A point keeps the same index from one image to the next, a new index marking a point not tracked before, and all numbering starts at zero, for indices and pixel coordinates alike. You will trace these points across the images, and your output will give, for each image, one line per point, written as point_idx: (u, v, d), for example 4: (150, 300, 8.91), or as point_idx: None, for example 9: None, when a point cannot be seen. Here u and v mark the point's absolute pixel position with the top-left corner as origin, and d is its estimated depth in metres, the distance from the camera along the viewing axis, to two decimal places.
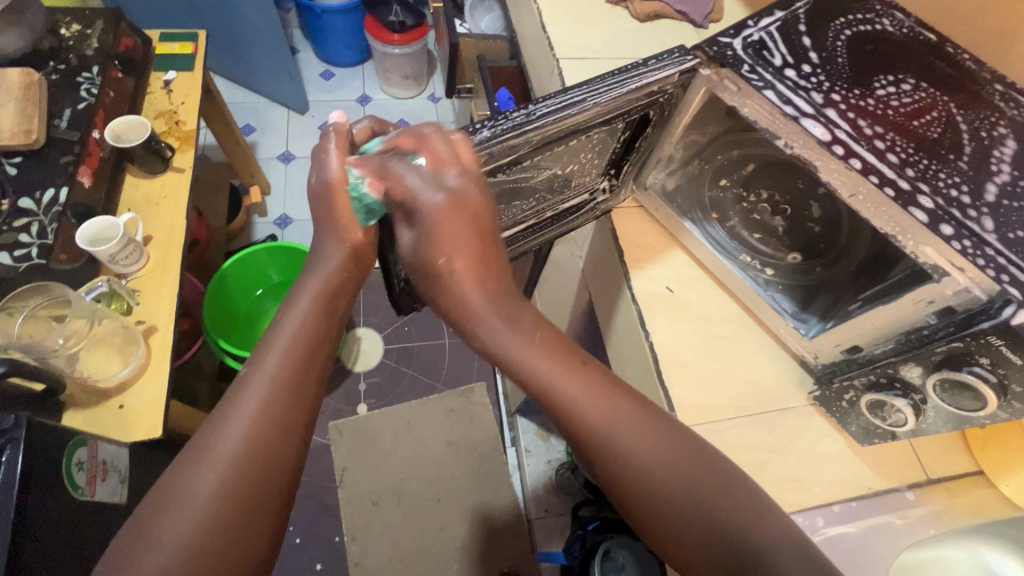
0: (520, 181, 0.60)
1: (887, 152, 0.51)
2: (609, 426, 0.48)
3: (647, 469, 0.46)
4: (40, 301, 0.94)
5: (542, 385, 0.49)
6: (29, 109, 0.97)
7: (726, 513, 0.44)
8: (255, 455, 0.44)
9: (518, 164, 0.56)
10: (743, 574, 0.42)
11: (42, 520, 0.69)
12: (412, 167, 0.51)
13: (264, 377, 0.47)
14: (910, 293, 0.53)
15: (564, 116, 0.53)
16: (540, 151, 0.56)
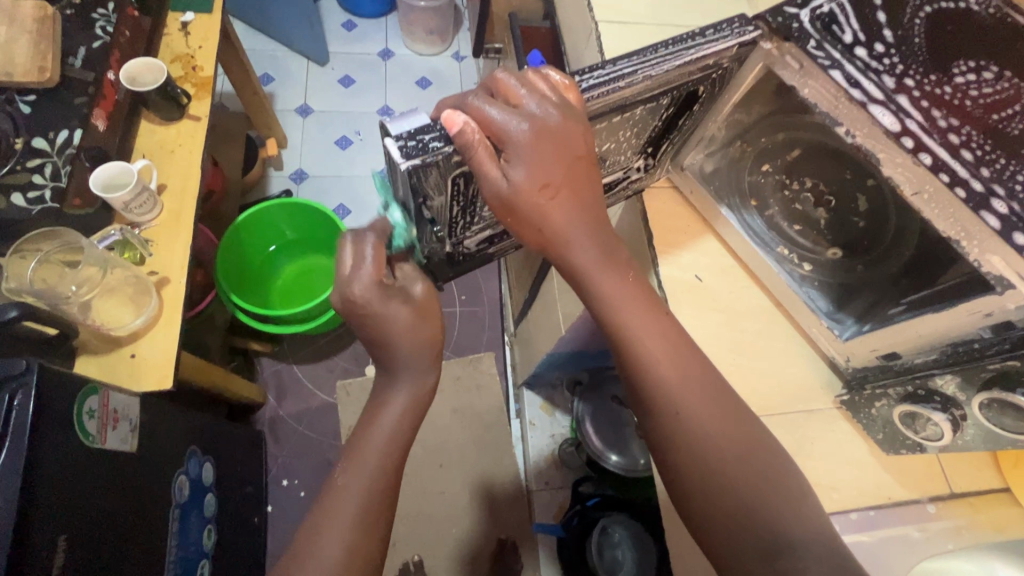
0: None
1: (962, 148, 0.46)
2: (674, 385, 0.51)
3: (699, 437, 0.49)
4: (51, 247, 0.94)
5: (623, 331, 0.52)
6: (43, 44, 0.94)
7: (765, 497, 0.47)
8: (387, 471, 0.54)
9: None
10: (768, 556, 0.45)
11: (51, 466, 0.70)
12: (493, 101, 0.48)
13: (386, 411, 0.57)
14: (966, 302, 0.49)
15: (612, 92, 0.50)
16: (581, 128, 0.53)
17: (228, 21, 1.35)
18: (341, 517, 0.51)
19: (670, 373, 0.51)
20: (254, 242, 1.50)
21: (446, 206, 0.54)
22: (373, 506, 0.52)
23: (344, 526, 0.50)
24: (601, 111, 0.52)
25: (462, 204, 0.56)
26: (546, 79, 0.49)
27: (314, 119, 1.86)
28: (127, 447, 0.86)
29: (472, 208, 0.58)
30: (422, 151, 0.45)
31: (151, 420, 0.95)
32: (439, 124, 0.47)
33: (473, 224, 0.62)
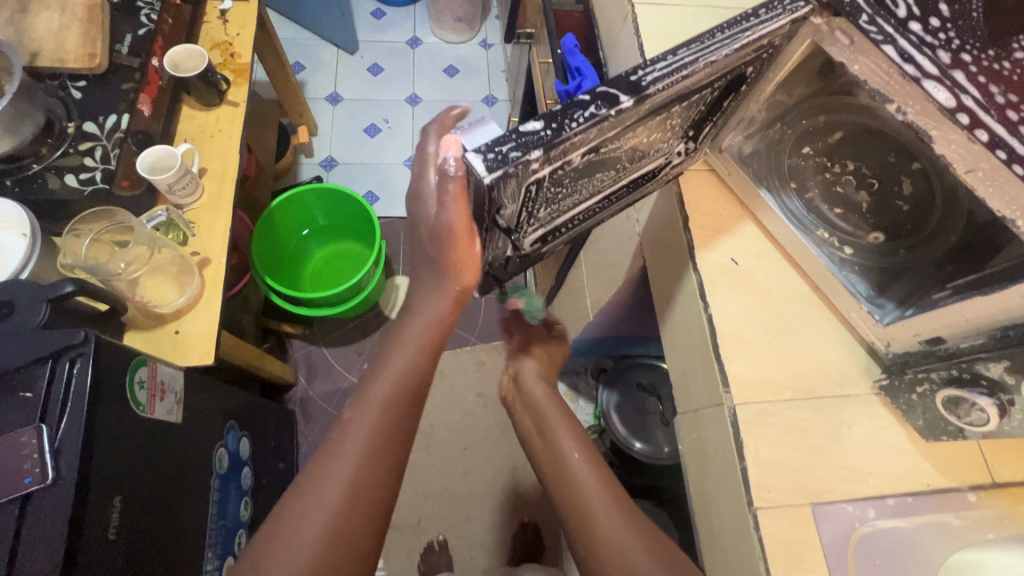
0: (609, 152, 0.54)
1: (1021, 124, 0.44)
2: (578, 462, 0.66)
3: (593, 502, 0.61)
4: (104, 226, 0.99)
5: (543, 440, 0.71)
6: (93, 32, 0.98)
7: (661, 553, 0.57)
8: (368, 478, 0.53)
9: (621, 135, 0.51)
10: None
11: (104, 432, 0.74)
12: (568, 111, 0.46)
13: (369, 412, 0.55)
14: (1018, 287, 0.47)
15: (675, 82, 0.48)
16: (642, 120, 0.51)
17: (265, 10, 1.39)
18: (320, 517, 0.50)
19: (594, 497, 0.62)
20: (287, 229, 1.54)
21: (516, 213, 0.52)
22: (361, 498, 0.52)
23: (333, 509, 0.51)
24: (662, 103, 0.50)
25: (529, 208, 0.54)
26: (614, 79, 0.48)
27: (344, 107, 1.89)
28: (174, 418, 0.91)
29: (535, 210, 0.55)
30: (503, 162, 0.43)
31: (194, 393, 0.99)
32: (517, 132, 0.44)
33: (531, 228, 0.59)
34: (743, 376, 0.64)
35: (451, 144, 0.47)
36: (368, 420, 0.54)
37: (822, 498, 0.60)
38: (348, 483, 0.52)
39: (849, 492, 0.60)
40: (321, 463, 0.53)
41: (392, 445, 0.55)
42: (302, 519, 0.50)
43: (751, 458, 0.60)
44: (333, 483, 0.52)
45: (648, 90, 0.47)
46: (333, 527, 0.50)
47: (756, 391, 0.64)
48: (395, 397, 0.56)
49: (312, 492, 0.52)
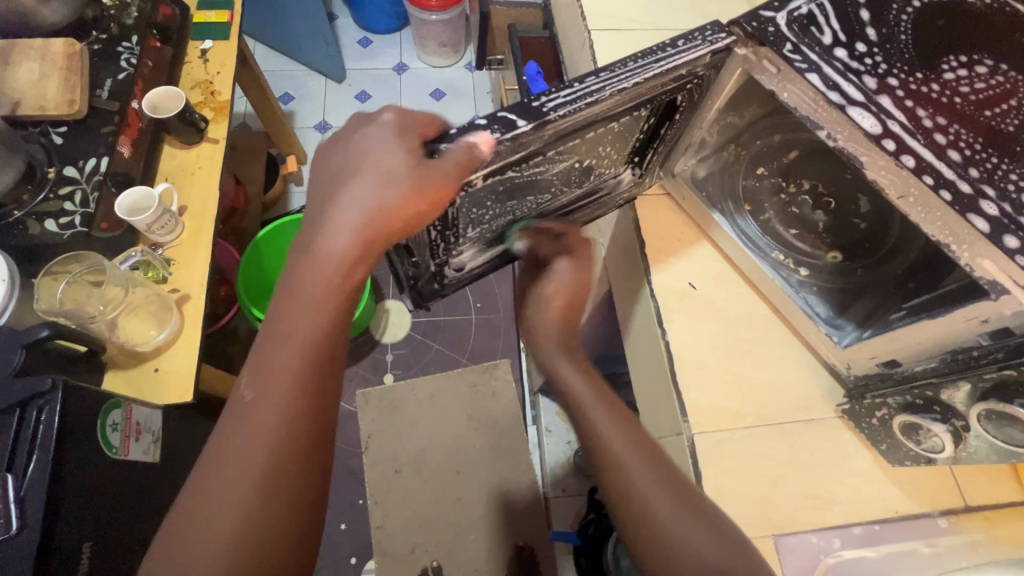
0: (534, 175, 0.57)
1: (949, 148, 0.45)
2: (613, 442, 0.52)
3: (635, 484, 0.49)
4: (79, 270, 1.01)
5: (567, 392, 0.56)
6: (72, 79, 1.00)
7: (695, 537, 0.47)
8: (285, 448, 0.45)
9: (532, 159, 0.53)
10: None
11: (73, 478, 0.74)
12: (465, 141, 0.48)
13: (283, 364, 0.46)
14: (962, 309, 0.46)
15: (580, 109, 0.49)
16: (553, 146, 0.52)
17: (245, 46, 1.42)
18: (227, 504, 0.43)
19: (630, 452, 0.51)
20: (271, 262, 1.55)
21: (424, 231, 0.55)
22: (277, 474, 0.44)
23: (242, 491, 0.44)
24: (570, 129, 0.51)
25: (445, 228, 0.57)
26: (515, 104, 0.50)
27: (332, 134, 1.91)
28: (149, 458, 0.91)
29: (454, 230, 0.58)
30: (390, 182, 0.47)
31: (172, 431, 0.99)
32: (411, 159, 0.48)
33: (462, 246, 0.63)
34: (703, 404, 0.63)
35: (419, 126, 0.50)
36: (260, 430, 0.45)
37: (785, 529, 0.58)
38: (249, 493, 0.44)
39: (815, 522, 0.58)
40: (202, 492, 0.44)
41: (314, 398, 0.47)
42: (187, 568, 0.41)
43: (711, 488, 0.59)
44: (223, 516, 0.43)
45: (549, 116, 0.48)
46: (231, 567, 0.42)
47: (716, 419, 0.63)
48: (308, 347, 0.47)
49: (197, 530, 0.43)
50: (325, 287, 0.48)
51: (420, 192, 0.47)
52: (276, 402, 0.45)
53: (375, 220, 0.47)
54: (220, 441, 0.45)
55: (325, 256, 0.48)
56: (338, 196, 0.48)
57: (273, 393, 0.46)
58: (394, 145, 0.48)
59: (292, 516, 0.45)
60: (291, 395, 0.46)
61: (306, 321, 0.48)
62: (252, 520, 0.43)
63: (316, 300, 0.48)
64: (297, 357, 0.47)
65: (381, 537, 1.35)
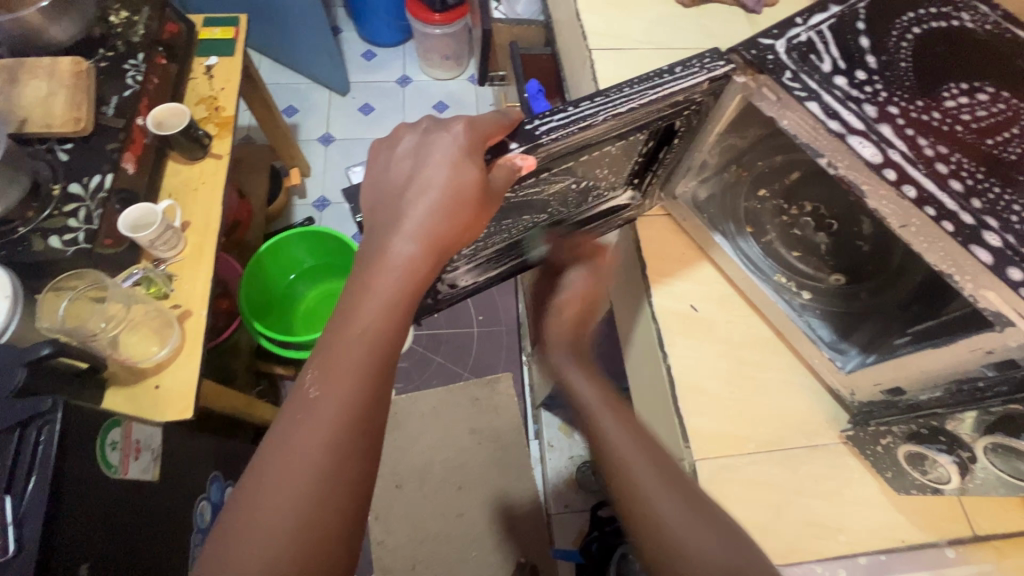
0: (530, 196, 0.59)
1: (950, 178, 0.44)
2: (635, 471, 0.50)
3: (665, 517, 0.47)
4: (82, 287, 0.98)
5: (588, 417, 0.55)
6: (78, 97, 1.01)
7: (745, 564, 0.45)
8: (345, 439, 0.45)
9: (529, 180, 0.54)
10: None
11: (71, 500, 0.73)
12: (464, 160, 0.48)
13: (348, 353, 0.46)
14: (966, 339, 0.46)
15: (573, 133, 0.50)
16: (549, 167, 0.54)
17: (250, 62, 1.43)
18: (288, 495, 0.42)
19: (654, 481, 0.49)
20: (274, 275, 1.56)
21: None
22: (339, 464, 0.44)
23: (303, 482, 0.43)
24: (564, 152, 0.52)
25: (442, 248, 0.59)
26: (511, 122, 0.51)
27: (335, 147, 1.93)
28: (149, 476, 0.91)
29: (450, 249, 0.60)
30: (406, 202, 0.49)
31: (172, 449, 0.99)
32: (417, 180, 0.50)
33: (457, 264, 0.63)
34: (705, 430, 0.62)
35: (484, 133, 0.49)
36: (324, 427, 0.44)
37: (789, 559, 0.57)
38: (310, 484, 0.43)
39: (819, 551, 0.57)
40: (257, 487, 0.43)
41: (375, 391, 0.47)
42: (247, 553, 0.41)
43: None
44: (280, 513, 0.42)
45: (541, 139, 0.50)
46: (291, 555, 0.41)
47: (717, 445, 0.62)
48: (372, 342, 0.47)
49: (251, 525, 0.42)
50: (390, 284, 0.48)
51: (484, 207, 0.49)
52: (339, 394, 0.45)
53: (443, 227, 0.49)
54: (280, 433, 0.45)
55: (388, 258, 0.48)
56: (410, 201, 0.49)
57: (336, 386, 0.45)
58: (461, 154, 0.48)
59: (351, 506, 0.44)
60: (355, 389, 0.46)
61: (372, 316, 0.48)
62: (308, 520, 0.42)
63: (386, 302, 0.48)
64: (362, 350, 0.47)
65: (382, 554, 1.34)
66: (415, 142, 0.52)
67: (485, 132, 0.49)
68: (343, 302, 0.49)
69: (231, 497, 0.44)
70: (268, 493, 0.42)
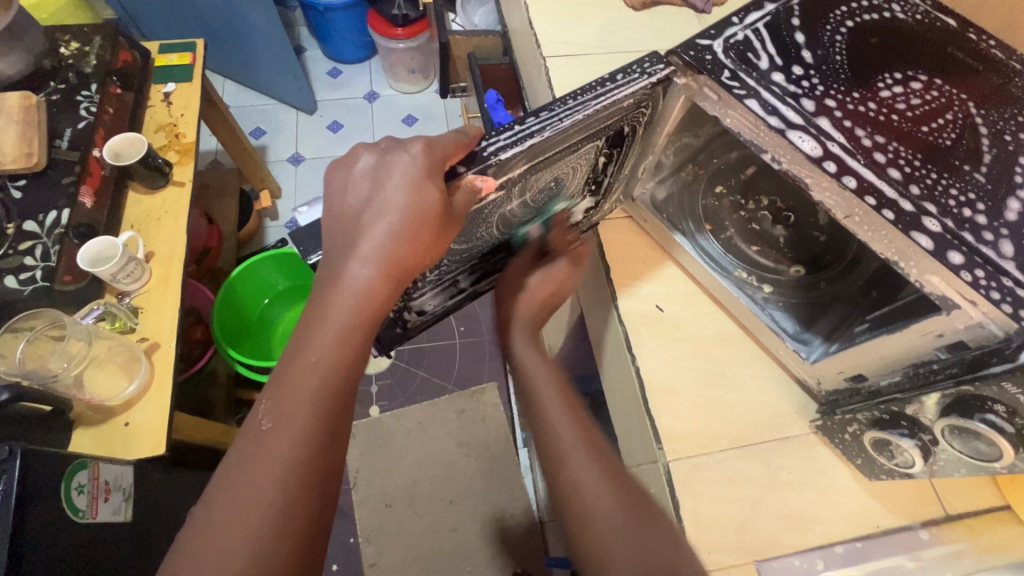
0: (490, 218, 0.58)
1: (889, 166, 0.45)
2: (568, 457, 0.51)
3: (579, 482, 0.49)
4: (42, 327, 0.95)
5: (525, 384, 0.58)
6: (29, 131, 0.98)
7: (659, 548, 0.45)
8: (298, 476, 0.43)
9: (489, 201, 0.53)
10: None
11: (38, 548, 0.70)
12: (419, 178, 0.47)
13: (304, 387, 0.45)
14: (916, 323, 0.46)
15: (522, 150, 0.49)
16: (507, 187, 0.53)
17: (209, 86, 1.40)
18: (236, 535, 0.41)
19: (569, 435, 0.52)
20: (246, 300, 1.52)
21: None
22: (291, 503, 0.43)
23: (254, 522, 0.41)
24: (520, 169, 0.51)
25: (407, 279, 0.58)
26: (466, 141, 0.49)
27: (305, 166, 1.91)
28: (121, 517, 0.88)
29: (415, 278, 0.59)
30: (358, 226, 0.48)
31: (145, 488, 0.96)
32: (370, 199, 0.48)
33: (422, 291, 0.62)
34: (679, 430, 0.62)
35: (444, 154, 0.47)
36: (277, 462, 0.43)
37: (767, 553, 0.57)
38: (260, 524, 0.41)
39: (796, 543, 0.58)
40: (206, 527, 0.42)
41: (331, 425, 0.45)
42: None
43: (689, 517, 0.58)
44: (229, 556, 0.40)
45: (488, 158, 0.48)
46: None
47: (690, 443, 0.62)
48: (327, 374, 0.46)
49: (198, 564, 0.40)
50: (346, 316, 0.47)
51: (445, 228, 0.48)
52: (291, 430, 0.44)
53: (403, 250, 0.47)
54: (229, 471, 0.43)
55: (345, 289, 0.47)
56: (366, 224, 0.48)
57: (288, 422, 0.44)
58: (419, 174, 0.46)
59: (308, 543, 0.43)
60: (309, 423, 0.44)
61: (327, 348, 0.46)
62: (256, 562, 0.40)
63: (343, 330, 0.47)
64: (318, 385, 0.45)
65: None
66: (373, 162, 0.50)
67: (444, 151, 0.47)
68: (299, 331, 0.48)
69: (178, 539, 0.42)
70: (216, 535, 0.41)
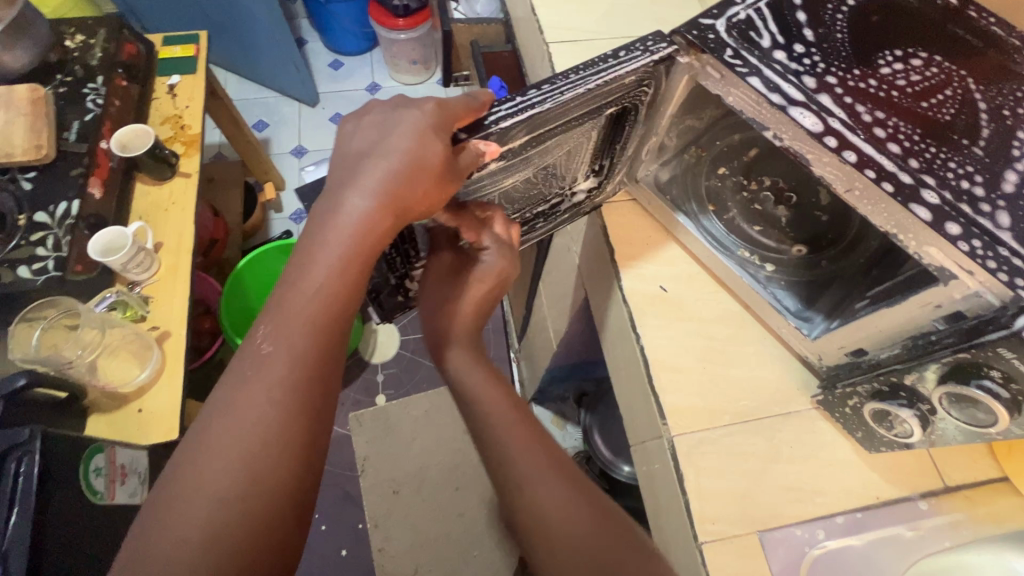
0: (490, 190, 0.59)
1: (888, 141, 0.46)
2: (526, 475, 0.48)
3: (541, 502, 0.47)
4: (55, 315, 0.98)
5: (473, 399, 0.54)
6: (37, 124, 0.99)
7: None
8: (294, 399, 0.42)
9: (488, 170, 0.54)
10: None
11: (59, 528, 0.72)
12: (424, 135, 0.47)
13: (301, 314, 0.43)
14: (916, 296, 0.47)
15: (521, 121, 0.50)
16: (506, 155, 0.54)
17: (214, 78, 1.41)
18: (230, 453, 0.40)
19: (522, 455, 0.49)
20: (258, 291, 1.54)
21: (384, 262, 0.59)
22: (288, 425, 0.41)
23: (248, 442, 0.40)
24: (518, 140, 0.52)
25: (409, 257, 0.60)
26: (471, 106, 0.50)
27: (309, 158, 1.92)
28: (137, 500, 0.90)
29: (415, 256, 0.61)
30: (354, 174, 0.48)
31: (159, 473, 0.98)
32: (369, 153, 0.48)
33: None
34: (683, 406, 0.64)
35: (453, 116, 0.48)
36: (274, 385, 0.42)
37: (770, 524, 0.59)
38: (255, 445, 0.40)
39: (798, 514, 0.59)
40: (197, 450, 0.40)
41: (328, 349, 0.44)
42: (184, 517, 0.38)
43: (693, 490, 0.59)
44: (221, 474, 0.39)
45: (488, 127, 0.50)
46: (233, 518, 0.38)
47: (694, 419, 0.63)
48: (326, 300, 0.44)
49: (189, 484, 0.39)
50: (345, 242, 0.45)
51: (446, 178, 0.48)
52: (288, 355, 0.42)
53: (401, 188, 0.46)
54: (223, 395, 0.42)
55: (343, 216, 0.45)
56: (366, 163, 0.47)
57: (286, 346, 0.43)
58: (426, 128, 0.47)
59: (305, 466, 0.42)
60: (307, 347, 0.43)
61: (326, 272, 0.45)
62: (252, 482, 0.40)
63: (341, 257, 0.45)
64: (318, 310, 0.44)
65: (383, 561, 1.34)
66: (380, 115, 0.50)
67: (455, 112, 0.48)
68: (296, 256, 0.46)
69: (170, 460, 0.41)
70: (210, 455, 0.40)
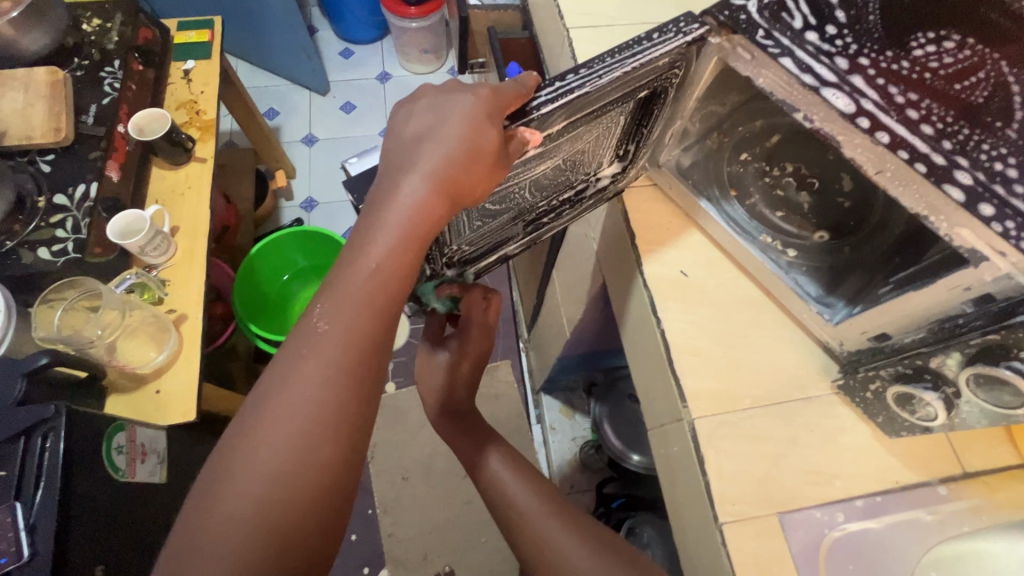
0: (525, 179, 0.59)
1: (922, 122, 0.46)
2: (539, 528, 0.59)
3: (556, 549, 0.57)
4: (75, 295, 0.97)
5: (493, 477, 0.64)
6: (56, 107, 1.00)
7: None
8: (347, 376, 0.42)
9: (528, 157, 0.54)
10: None
11: (85, 503, 0.73)
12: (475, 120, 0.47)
13: (357, 292, 0.44)
14: (944, 279, 0.47)
15: (563, 106, 0.50)
16: (544, 142, 0.54)
17: (227, 64, 1.41)
18: (286, 423, 0.40)
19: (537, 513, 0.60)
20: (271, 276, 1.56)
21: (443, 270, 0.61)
22: (340, 400, 0.42)
23: (302, 415, 0.41)
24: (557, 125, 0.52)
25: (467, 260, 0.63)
26: (520, 93, 0.50)
27: (319, 147, 1.92)
28: (156, 479, 0.91)
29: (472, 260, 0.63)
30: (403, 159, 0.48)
31: (177, 453, 0.99)
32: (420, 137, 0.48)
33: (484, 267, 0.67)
34: (703, 389, 0.64)
35: (503, 103, 0.48)
36: (329, 360, 0.42)
37: (788, 506, 0.59)
38: (308, 417, 0.41)
39: (817, 497, 0.60)
40: (253, 416, 0.41)
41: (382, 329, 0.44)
42: (240, 481, 0.39)
43: (713, 472, 0.60)
44: (276, 442, 0.40)
45: (532, 113, 0.49)
46: (287, 487, 0.40)
47: (713, 403, 0.64)
48: (382, 279, 0.44)
49: (246, 449, 0.40)
50: (401, 223, 0.45)
51: (498, 164, 0.48)
52: (344, 331, 0.43)
53: (456, 174, 0.46)
54: (281, 365, 0.42)
55: (400, 197, 0.46)
56: (420, 149, 0.47)
57: (342, 323, 0.43)
58: (481, 114, 0.47)
59: (353, 443, 0.42)
60: (362, 325, 0.43)
61: (383, 251, 0.45)
62: (305, 453, 0.40)
63: (396, 238, 0.45)
64: (374, 288, 0.44)
65: (392, 545, 1.36)
66: (432, 102, 0.50)
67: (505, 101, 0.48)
68: (355, 234, 0.46)
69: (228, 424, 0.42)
70: (266, 423, 0.40)
